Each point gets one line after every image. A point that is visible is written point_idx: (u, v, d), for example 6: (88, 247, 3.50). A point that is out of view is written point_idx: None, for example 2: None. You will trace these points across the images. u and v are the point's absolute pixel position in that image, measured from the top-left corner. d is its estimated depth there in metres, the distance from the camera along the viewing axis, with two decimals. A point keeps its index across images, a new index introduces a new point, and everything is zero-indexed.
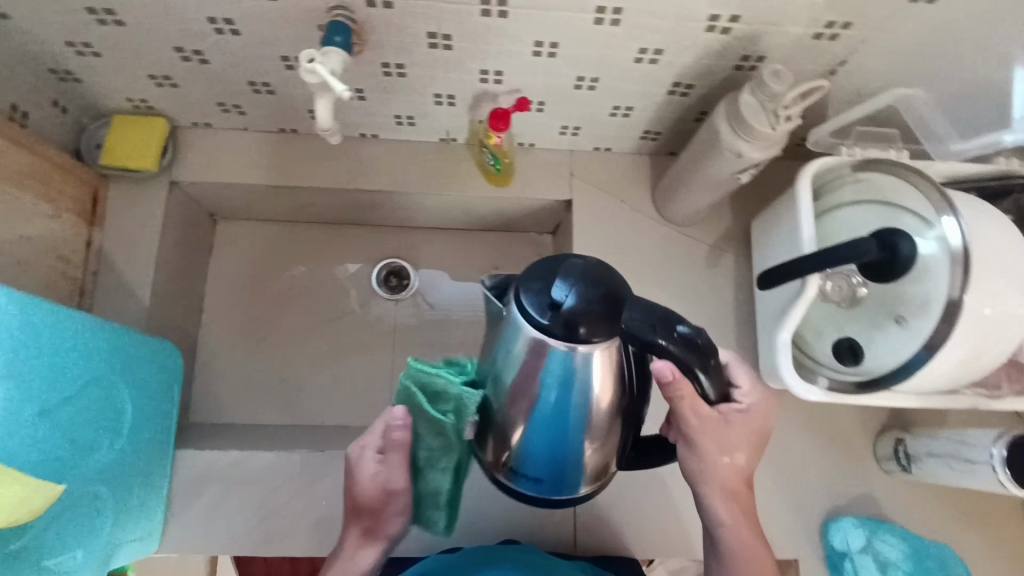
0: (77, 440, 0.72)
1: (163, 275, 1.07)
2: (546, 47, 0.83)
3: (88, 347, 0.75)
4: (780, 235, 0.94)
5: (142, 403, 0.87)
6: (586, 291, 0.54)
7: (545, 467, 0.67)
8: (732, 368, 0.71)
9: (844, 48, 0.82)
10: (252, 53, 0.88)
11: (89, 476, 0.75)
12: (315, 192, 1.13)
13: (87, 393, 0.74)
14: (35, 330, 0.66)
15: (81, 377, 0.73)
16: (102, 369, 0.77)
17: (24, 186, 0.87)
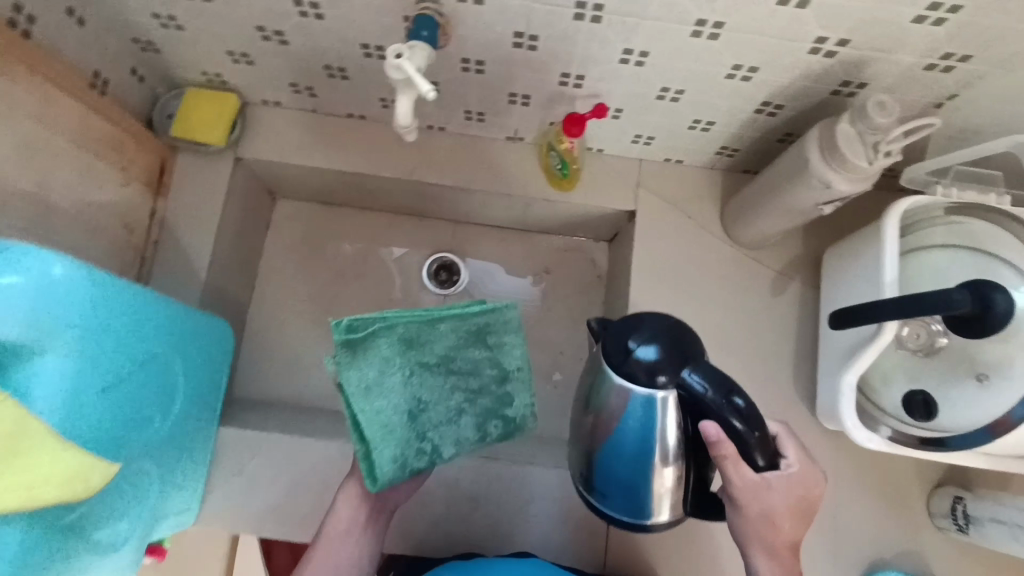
0: (132, 416, 0.73)
1: (222, 251, 1.07)
2: (635, 55, 0.80)
3: (150, 326, 0.75)
4: (858, 272, 0.89)
5: (194, 380, 0.88)
6: (662, 340, 0.62)
7: (622, 492, 0.71)
8: (780, 440, 0.70)
9: (956, 82, 0.77)
10: (332, 38, 0.87)
11: (141, 453, 0.75)
12: (377, 180, 1.12)
13: (145, 370, 0.75)
14: (104, 307, 0.66)
15: (142, 355, 0.74)
16: (160, 346, 0.78)
17: (99, 154, 0.88)
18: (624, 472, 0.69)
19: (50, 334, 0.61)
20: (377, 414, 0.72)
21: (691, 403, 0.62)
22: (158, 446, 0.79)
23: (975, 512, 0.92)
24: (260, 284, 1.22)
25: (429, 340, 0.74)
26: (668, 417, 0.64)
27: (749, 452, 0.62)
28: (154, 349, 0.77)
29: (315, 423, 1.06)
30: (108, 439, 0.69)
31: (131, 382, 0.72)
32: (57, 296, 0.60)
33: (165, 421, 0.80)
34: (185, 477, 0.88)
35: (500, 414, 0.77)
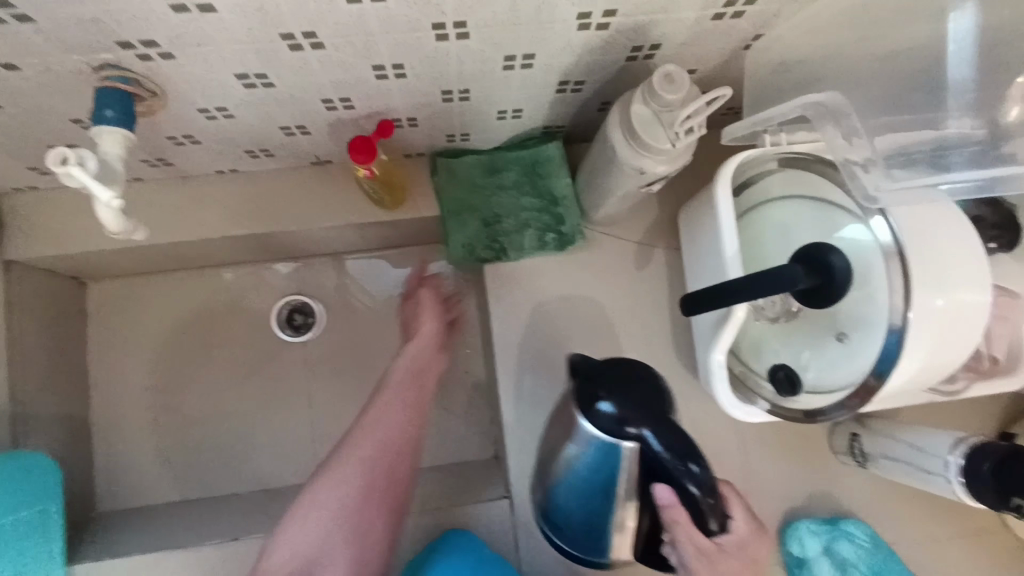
0: None
1: (23, 370, 0.93)
2: (389, 69, 0.67)
3: None
4: (700, 244, 0.82)
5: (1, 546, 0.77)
6: (629, 395, 0.62)
7: (579, 529, 0.74)
8: (729, 499, 0.68)
9: (753, 25, 0.67)
10: (33, 119, 0.71)
11: None
12: (181, 245, 0.98)
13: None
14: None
15: None
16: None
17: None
18: (583, 511, 0.72)
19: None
20: (469, 209, 0.96)
21: (652, 461, 0.61)
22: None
23: (869, 449, 0.89)
24: (98, 383, 1.09)
25: (504, 162, 0.96)
26: (630, 466, 0.63)
27: (701, 516, 0.60)
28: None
29: (188, 524, 0.97)
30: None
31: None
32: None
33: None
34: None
35: (559, 227, 0.96)
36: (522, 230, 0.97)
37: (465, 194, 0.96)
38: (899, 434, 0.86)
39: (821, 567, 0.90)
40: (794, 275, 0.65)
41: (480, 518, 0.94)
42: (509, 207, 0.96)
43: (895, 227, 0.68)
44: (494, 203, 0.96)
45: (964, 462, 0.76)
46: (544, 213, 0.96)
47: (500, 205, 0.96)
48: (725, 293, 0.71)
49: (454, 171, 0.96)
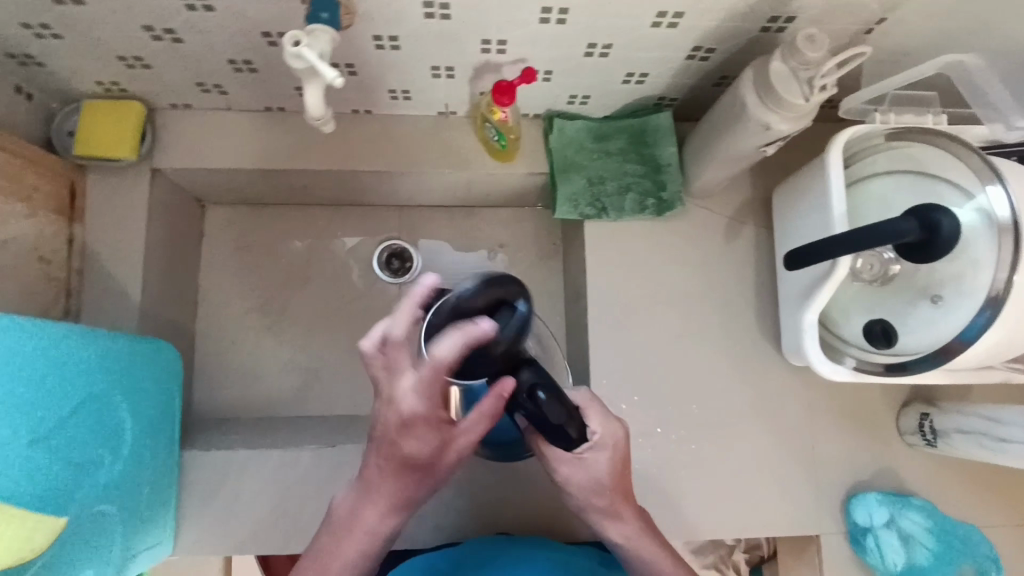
0: (76, 461, 0.68)
1: (154, 271, 1.01)
2: (554, 13, 0.76)
3: (81, 368, 0.70)
4: (805, 209, 0.89)
5: (144, 413, 0.83)
6: (515, 324, 0.63)
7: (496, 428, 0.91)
8: (587, 410, 0.71)
9: (885, 6, 0.75)
10: (229, 29, 0.80)
11: (93, 494, 0.71)
12: (308, 175, 1.07)
13: (67, 410, 0.67)
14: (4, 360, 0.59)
15: (76, 397, 0.69)
16: (81, 381, 0.70)
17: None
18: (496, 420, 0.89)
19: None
20: (580, 169, 1.04)
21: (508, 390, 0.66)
22: (105, 483, 0.73)
23: (941, 426, 0.95)
24: (205, 298, 1.16)
25: (612, 130, 1.04)
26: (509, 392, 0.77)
27: (559, 435, 0.65)
28: (77, 388, 0.69)
29: (283, 433, 1.03)
30: (40, 490, 0.63)
31: (53, 422, 0.65)
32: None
33: (107, 453, 0.74)
34: (148, 495, 0.83)
35: (660, 193, 1.03)
36: (623, 194, 1.04)
37: (574, 156, 1.04)
38: (970, 413, 0.90)
39: (887, 539, 0.95)
40: (904, 226, 0.72)
41: None
42: (615, 171, 1.03)
43: (1011, 201, 0.74)
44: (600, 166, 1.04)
45: None
46: (647, 179, 1.03)
47: (608, 167, 1.03)
48: (834, 244, 0.78)
49: (567, 133, 1.04)
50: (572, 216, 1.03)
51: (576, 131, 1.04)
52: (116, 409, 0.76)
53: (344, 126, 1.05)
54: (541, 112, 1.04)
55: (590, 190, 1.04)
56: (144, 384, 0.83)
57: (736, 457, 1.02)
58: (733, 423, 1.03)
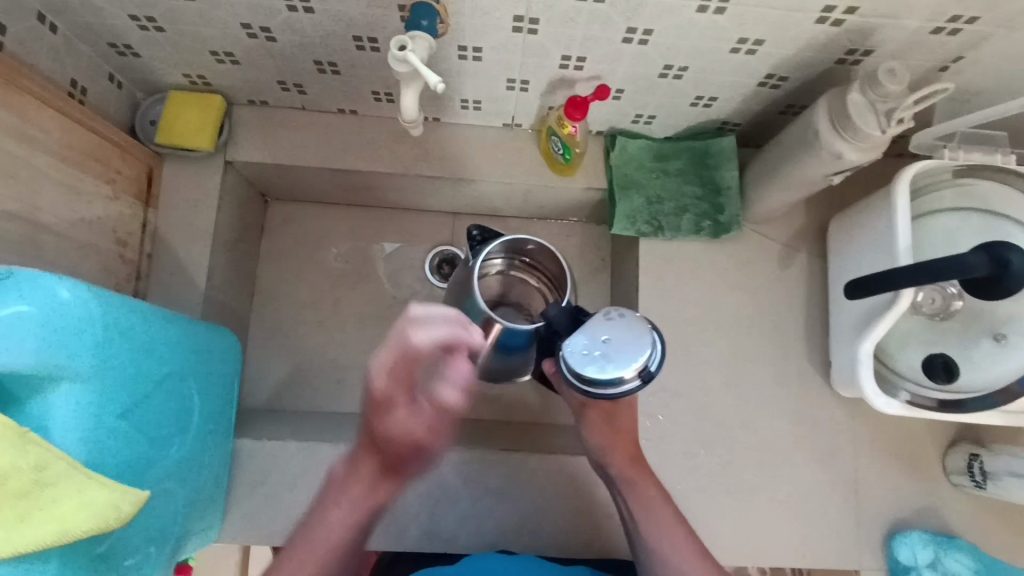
0: (154, 437, 0.70)
1: (218, 259, 1.04)
2: (638, 33, 0.78)
3: (162, 346, 0.72)
4: (870, 240, 0.91)
5: (209, 396, 0.84)
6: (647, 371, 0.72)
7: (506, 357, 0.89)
8: None
9: (963, 45, 0.77)
10: (322, 31, 0.84)
11: (164, 473, 0.72)
12: (372, 176, 1.10)
13: (154, 382, 0.70)
14: (109, 330, 0.62)
15: (157, 375, 0.71)
16: (166, 357, 0.72)
17: (84, 166, 0.85)
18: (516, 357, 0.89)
19: (67, 362, 0.57)
20: (640, 188, 1.05)
21: None
22: (174, 462, 0.74)
23: (992, 467, 0.94)
24: (261, 290, 1.19)
25: (672, 152, 1.05)
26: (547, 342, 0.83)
27: None
28: (163, 363, 0.72)
29: (329, 428, 1.04)
30: (128, 459, 0.65)
31: (143, 393, 0.68)
32: (67, 319, 0.57)
33: (182, 429, 0.76)
34: (210, 477, 0.85)
35: (717, 216, 1.04)
36: (681, 215, 1.05)
37: (635, 175, 1.06)
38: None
39: None
40: (974, 258, 0.72)
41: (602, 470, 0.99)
42: (674, 192, 1.05)
43: None
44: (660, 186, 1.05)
45: None
46: (705, 201, 1.04)
47: (668, 188, 1.05)
48: (900, 272, 0.79)
49: (629, 152, 1.06)
50: (628, 232, 1.05)
51: (639, 151, 1.06)
52: (191, 388, 0.79)
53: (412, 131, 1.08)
54: (605, 129, 1.06)
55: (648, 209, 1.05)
56: (213, 367, 0.86)
57: (781, 485, 1.01)
58: (779, 450, 1.02)
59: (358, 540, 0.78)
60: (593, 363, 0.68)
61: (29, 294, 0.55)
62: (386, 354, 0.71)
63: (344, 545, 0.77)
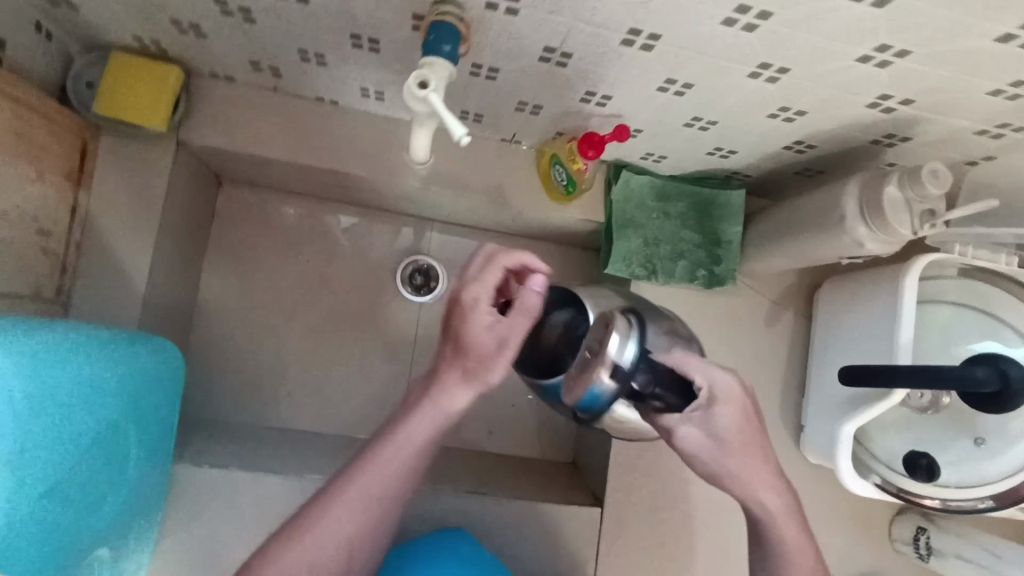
0: (75, 498, 0.62)
1: (161, 255, 0.91)
2: (677, 85, 0.70)
3: (95, 397, 0.63)
4: (863, 322, 0.90)
5: (152, 430, 0.76)
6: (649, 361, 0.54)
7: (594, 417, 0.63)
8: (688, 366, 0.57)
9: (1000, 147, 0.74)
10: (315, 22, 0.71)
11: (86, 531, 0.66)
12: (349, 177, 0.98)
13: (81, 441, 0.62)
14: (27, 396, 0.54)
15: (85, 431, 0.62)
16: (99, 409, 0.64)
17: (1, 145, 0.69)
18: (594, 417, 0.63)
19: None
20: (639, 228, 0.99)
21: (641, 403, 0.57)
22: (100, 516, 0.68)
23: (936, 544, 0.98)
24: (208, 284, 1.06)
25: (677, 193, 0.99)
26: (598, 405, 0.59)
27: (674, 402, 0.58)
28: (94, 417, 0.63)
29: (278, 451, 0.95)
30: (41, 536, 0.57)
31: (66, 456, 0.60)
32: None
33: (109, 489, 0.69)
34: (135, 523, 0.77)
35: (713, 266, 1.00)
36: (676, 262, 1.00)
37: (634, 214, 0.99)
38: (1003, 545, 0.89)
39: None
40: (980, 376, 0.71)
41: (565, 517, 0.96)
42: (673, 237, 0.99)
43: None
44: (659, 228, 1.00)
45: None
46: (703, 250, 1.00)
47: (667, 231, 0.99)
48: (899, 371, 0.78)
49: (632, 189, 0.99)
50: (620, 273, 0.99)
51: (643, 189, 0.99)
52: (130, 439, 0.71)
53: (400, 131, 0.96)
54: (611, 159, 0.98)
55: (645, 251, 1.00)
56: (159, 405, 0.77)
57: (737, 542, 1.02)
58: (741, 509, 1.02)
59: (418, 466, 0.67)
60: (576, 386, 0.54)
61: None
62: (488, 285, 0.61)
63: (394, 474, 0.66)
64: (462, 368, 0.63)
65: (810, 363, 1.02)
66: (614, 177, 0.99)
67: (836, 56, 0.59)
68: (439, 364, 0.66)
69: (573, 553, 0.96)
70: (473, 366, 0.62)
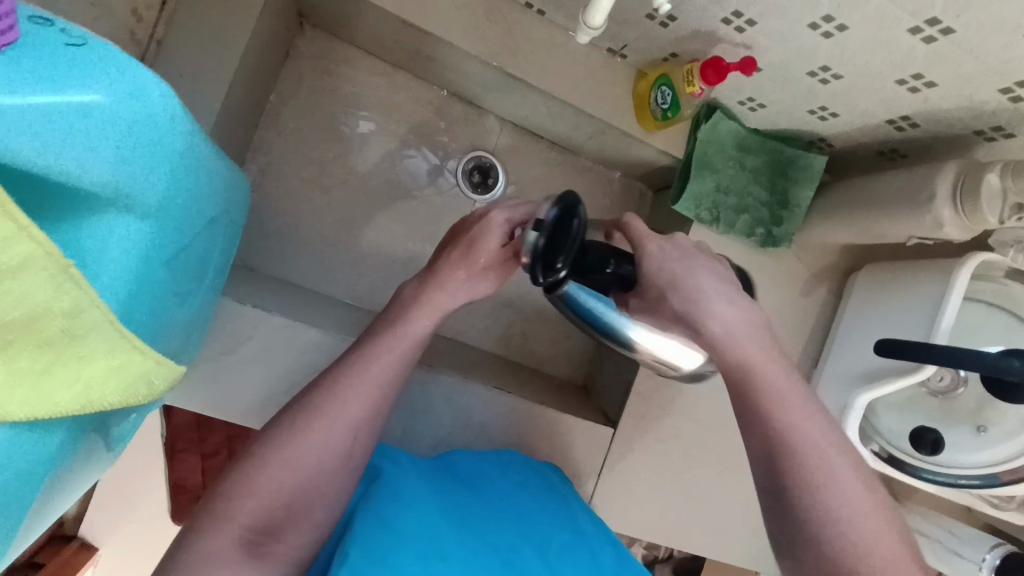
0: (176, 287, 0.57)
1: (239, 77, 0.85)
2: (831, 25, 0.70)
3: (203, 180, 0.57)
4: (900, 306, 0.95)
5: (224, 238, 0.70)
6: (585, 233, 0.54)
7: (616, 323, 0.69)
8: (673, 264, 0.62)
9: None
10: None
11: (172, 327, 0.60)
12: (444, 47, 0.94)
13: (192, 229, 0.56)
14: (175, 154, 0.49)
15: (196, 216, 0.56)
16: (206, 197, 0.59)
17: None
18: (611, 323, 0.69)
19: (132, 184, 0.44)
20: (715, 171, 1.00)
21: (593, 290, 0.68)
22: (183, 315, 0.62)
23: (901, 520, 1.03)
24: (264, 128, 1.01)
25: (759, 145, 1.00)
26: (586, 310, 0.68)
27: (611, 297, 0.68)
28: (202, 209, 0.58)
29: (314, 309, 0.93)
30: (148, 317, 0.52)
31: (180, 240, 0.54)
32: (148, 126, 0.45)
33: (192, 289, 0.62)
34: (188, 342, 0.71)
35: (772, 227, 1.03)
36: (737, 213, 1.02)
37: (712, 156, 1.00)
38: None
39: None
40: (1012, 366, 0.74)
41: (580, 433, 0.98)
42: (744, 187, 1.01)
43: None
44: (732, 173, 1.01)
45: (999, 562, 0.92)
46: (767, 209, 1.02)
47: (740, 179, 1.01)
48: (929, 352, 0.81)
49: (718, 132, 0.99)
50: (687, 214, 1.01)
51: (730, 135, 1.00)
52: (214, 241, 0.65)
53: (509, 13, 0.92)
54: (709, 98, 0.97)
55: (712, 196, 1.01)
56: (230, 222, 0.71)
57: None
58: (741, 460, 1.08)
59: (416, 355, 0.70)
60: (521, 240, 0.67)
61: (113, 77, 0.41)
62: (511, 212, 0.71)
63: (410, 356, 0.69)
64: (459, 263, 0.71)
65: (834, 329, 1.08)
66: (703, 116, 0.99)
67: (1008, 27, 0.61)
68: (440, 265, 0.72)
69: (580, 469, 0.99)
70: (474, 267, 0.71)
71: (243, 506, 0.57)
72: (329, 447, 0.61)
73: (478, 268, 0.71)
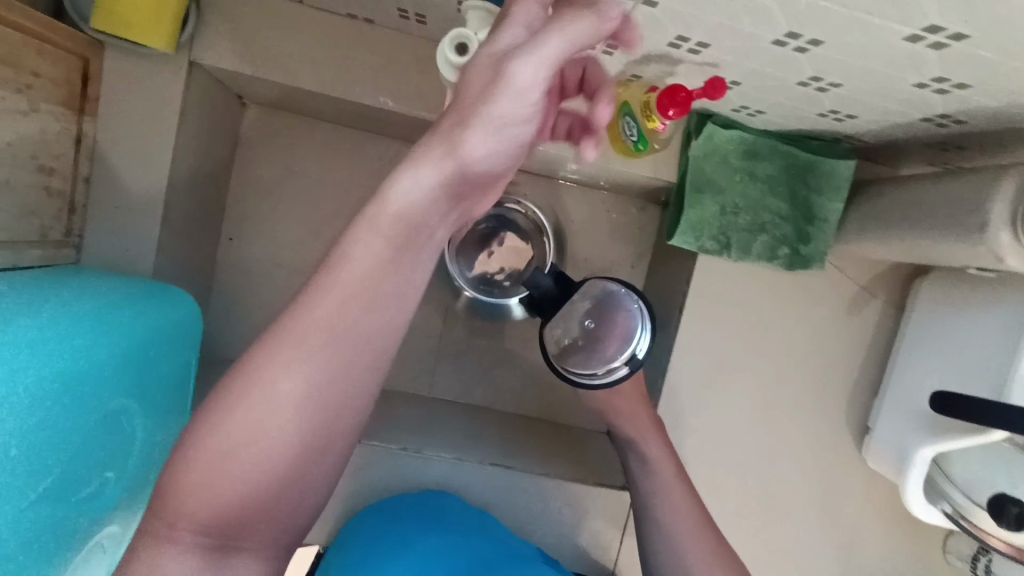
0: (61, 476, 0.60)
1: (179, 189, 0.83)
2: (801, 40, 0.54)
3: (64, 374, 0.59)
4: (970, 333, 0.75)
5: (152, 385, 0.73)
6: None
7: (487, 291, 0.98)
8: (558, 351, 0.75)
9: None
10: None
11: (80, 500, 0.64)
12: (385, 113, 0.86)
13: (64, 424, 0.60)
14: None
15: (63, 407, 0.59)
16: (80, 381, 0.61)
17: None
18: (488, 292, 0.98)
19: None
20: (718, 191, 0.82)
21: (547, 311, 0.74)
22: (96, 480, 0.66)
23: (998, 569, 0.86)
24: (231, 218, 0.99)
25: (769, 151, 0.82)
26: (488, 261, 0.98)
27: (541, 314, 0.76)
28: (97, 405, 0.64)
29: None
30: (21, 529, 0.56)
31: (70, 443, 0.61)
32: None
33: (101, 455, 0.66)
34: (140, 482, 0.76)
35: (799, 245, 0.84)
36: (753, 234, 0.84)
37: (712, 174, 0.82)
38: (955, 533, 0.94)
39: None
40: None
41: (593, 498, 0.91)
42: (756, 204, 0.83)
43: None
44: (738, 189, 0.82)
45: None
46: (790, 224, 0.84)
47: (750, 196, 0.83)
48: (992, 418, 0.66)
49: (715, 144, 0.81)
50: (689, 246, 0.85)
51: (732, 144, 0.81)
52: (127, 394, 0.68)
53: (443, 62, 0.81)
54: (696, 107, 0.80)
55: (719, 220, 0.84)
56: (173, 363, 0.77)
57: None
58: None
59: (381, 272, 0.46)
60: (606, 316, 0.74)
61: None
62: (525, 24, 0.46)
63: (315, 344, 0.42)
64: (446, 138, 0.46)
65: (892, 356, 0.90)
66: (693, 128, 0.82)
67: None
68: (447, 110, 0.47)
69: (601, 534, 0.92)
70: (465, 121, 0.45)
71: (196, 499, 0.41)
72: (307, 374, 0.42)
73: (470, 115, 0.46)
